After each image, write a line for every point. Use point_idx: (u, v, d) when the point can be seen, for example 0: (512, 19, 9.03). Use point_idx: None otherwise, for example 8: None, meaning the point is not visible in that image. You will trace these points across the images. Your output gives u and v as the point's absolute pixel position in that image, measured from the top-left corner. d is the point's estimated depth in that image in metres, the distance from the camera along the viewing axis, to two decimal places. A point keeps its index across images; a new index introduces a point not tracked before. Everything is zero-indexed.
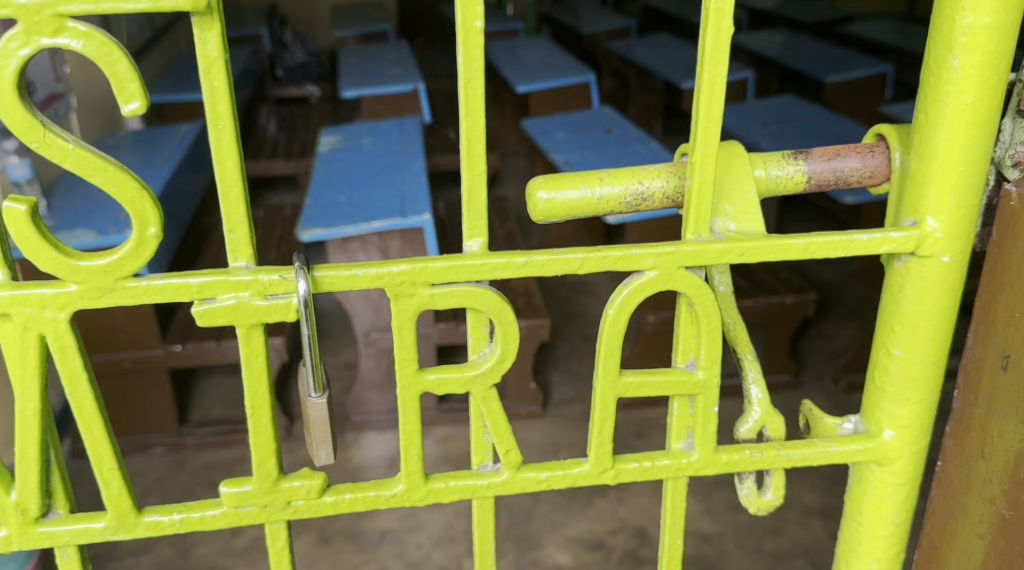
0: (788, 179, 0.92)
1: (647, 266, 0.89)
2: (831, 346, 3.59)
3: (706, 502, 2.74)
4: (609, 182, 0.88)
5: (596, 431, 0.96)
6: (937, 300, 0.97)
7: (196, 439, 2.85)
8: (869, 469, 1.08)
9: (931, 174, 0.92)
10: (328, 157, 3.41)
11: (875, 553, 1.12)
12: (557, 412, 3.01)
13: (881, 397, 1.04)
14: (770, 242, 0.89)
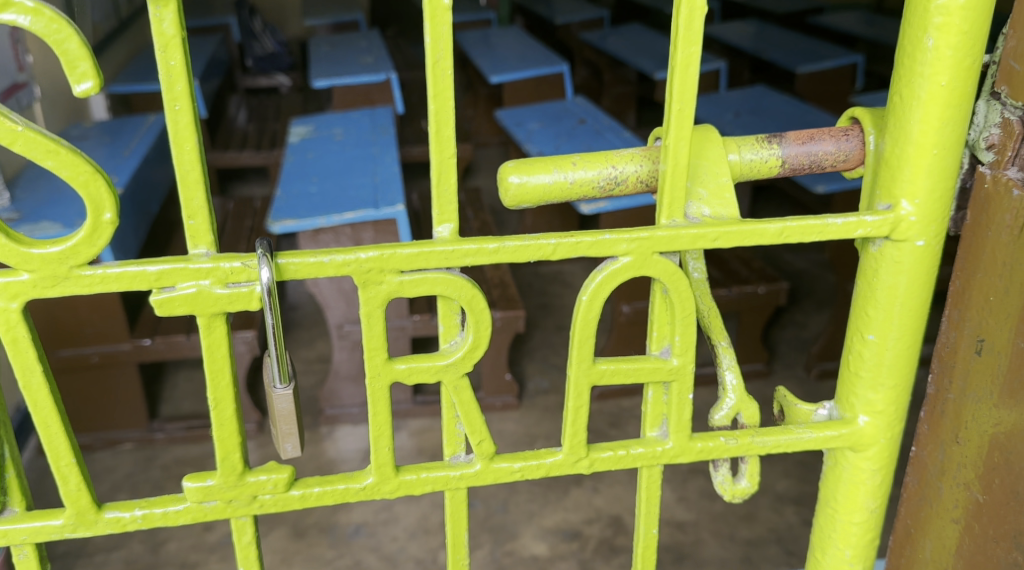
0: (761, 163, 0.92)
1: (620, 252, 0.87)
2: (804, 334, 3.62)
3: (680, 491, 2.75)
4: (581, 166, 0.87)
5: (570, 419, 0.95)
6: (911, 284, 0.97)
7: (166, 435, 2.82)
8: (844, 455, 1.08)
9: (905, 158, 0.92)
10: (299, 147, 3.37)
11: (850, 540, 1.13)
12: (533, 402, 3.00)
13: (856, 382, 1.04)
14: (743, 227, 0.89)
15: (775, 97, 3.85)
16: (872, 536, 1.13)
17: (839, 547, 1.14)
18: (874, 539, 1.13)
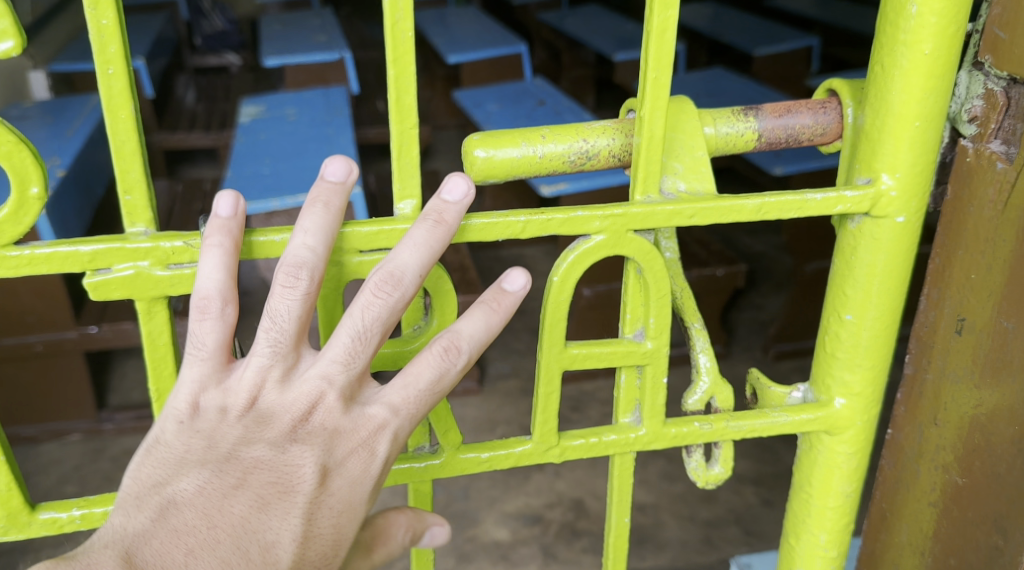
0: (736, 136, 0.91)
1: (593, 230, 0.85)
2: (762, 316, 3.65)
3: (641, 473, 2.75)
4: (551, 139, 0.85)
5: (540, 407, 0.93)
6: (890, 263, 0.96)
7: (116, 425, 2.74)
8: (819, 439, 1.07)
9: (887, 132, 0.90)
10: (250, 128, 3.28)
11: (825, 525, 1.12)
12: (493, 388, 3.02)
13: (832, 362, 1.03)
14: (720, 203, 0.87)
15: (735, 79, 3.86)
16: (847, 521, 1.12)
17: (813, 533, 1.13)
18: (848, 524, 1.13)
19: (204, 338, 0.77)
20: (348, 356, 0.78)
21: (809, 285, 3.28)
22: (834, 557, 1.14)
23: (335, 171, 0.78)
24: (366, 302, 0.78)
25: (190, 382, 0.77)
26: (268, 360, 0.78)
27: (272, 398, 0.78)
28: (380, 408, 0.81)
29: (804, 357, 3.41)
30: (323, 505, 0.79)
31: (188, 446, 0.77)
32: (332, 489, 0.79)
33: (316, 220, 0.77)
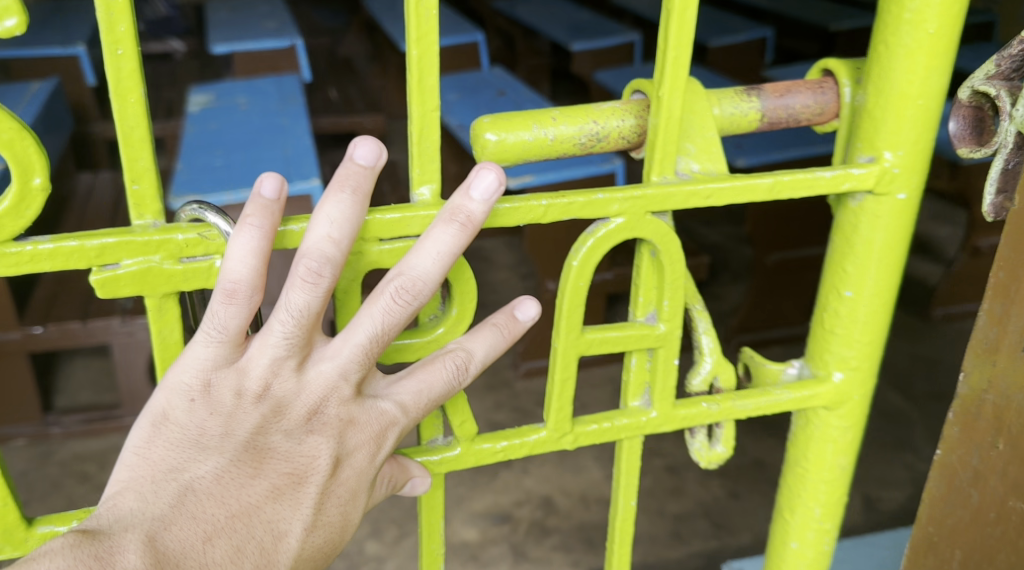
0: (743, 119, 1.01)
1: (614, 213, 0.94)
2: (723, 307, 3.68)
3: None
4: (561, 121, 0.92)
5: (557, 395, 1.03)
6: (886, 241, 1.10)
7: (63, 429, 2.62)
8: (815, 414, 1.22)
9: (886, 121, 1.03)
10: (200, 117, 3.16)
11: (821, 498, 1.27)
12: None
13: (830, 339, 1.17)
14: (734, 185, 0.97)
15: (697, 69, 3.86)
16: (838, 494, 1.28)
17: (808, 506, 1.28)
18: (840, 497, 1.28)
19: (227, 322, 0.82)
20: (363, 355, 0.88)
21: (770, 276, 3.36)
22: (827, 529, 1.30)
23: (363, 155, 0.82)
24: (385, 309, 0.86)
25: (204, 364, 0.83)
26: (285, 356, 0.85)
27: (288, 387, 0.86)
28: (387, 405, 0.93)
29: (766, 347, 3.48)
30: (331, 490, 0.91)
31: (205, 427, 0.85)
32: (338, 478, 0.91)
33: (341, 211, 0.83)
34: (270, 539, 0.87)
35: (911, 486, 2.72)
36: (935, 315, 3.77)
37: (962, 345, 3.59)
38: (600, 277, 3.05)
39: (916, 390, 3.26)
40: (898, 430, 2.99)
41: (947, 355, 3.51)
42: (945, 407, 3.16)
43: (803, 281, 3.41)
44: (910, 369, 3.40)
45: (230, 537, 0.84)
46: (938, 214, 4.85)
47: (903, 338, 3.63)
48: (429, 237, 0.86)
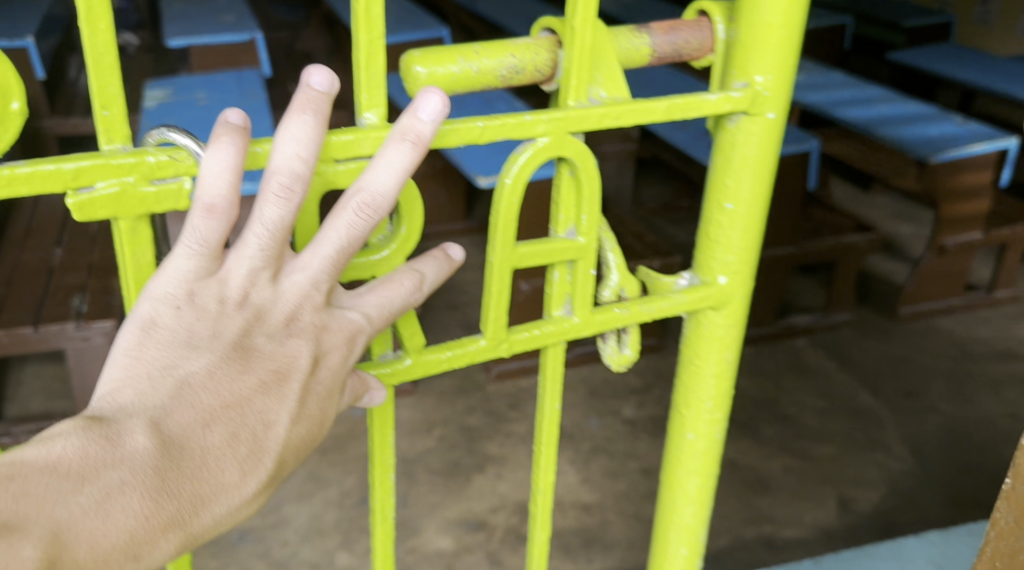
0: (636, 46, 0.99)
1: (539, 133, 0.88)
2: None
3: (584, 472, 2.69)
4: (484, 54, 0.88)
5: (494, 304, 0.96)
6: (760, 153, 1.09)
7: (12, 440, 2.49)
8: (704, 316, 1.22)
9: (753, 44, 1.04)
10: (158, 113, 3.05)
11: (712, 391, 1.28)
12: (427, 388, 2.99)
13: (713, 249, 1.16)
14: (635, 108, 0.92)
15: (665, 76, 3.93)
16: (726, 385, 1.29)
17: (703, 397, 1.29)
18: (728, 388, 1.29)
19: (207, 236, 0.70)
20: (334, 263, 0.76)
21: None
22: (717, 419, 1.32)
23: (320, 80, 0.72)
24: (349, 223, 0.75)
25: (183, 272, 0.71)
26: (262, 261, 0.73)
27: (266, 295, 0.75)
28: (354, 315, 0.81)
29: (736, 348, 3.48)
30: (310, 391, 0.79)
31: (192, 331, 0.72)
32: (319, 375, 0.80)
33: (308, 131, 0.71)
34: (258, 440, 0.75)
35: (884, 485, 2.72)
36: (904, 313, 3.79)
37: (929, 342, 3.62)
38: None
39: (885, 387, 3.27)
40: (869, 429, 3.00)
41: (914, 352, 3.53)
42: (915, 404, 3.17)
43: (770, 279, 3.46)
44: (879, 367, 3.41)
45: (224, 428, 0.73)
46: (900, 213, 4.91)
47: (871, 335, 3.64)
48: (383, 155, 0.75)
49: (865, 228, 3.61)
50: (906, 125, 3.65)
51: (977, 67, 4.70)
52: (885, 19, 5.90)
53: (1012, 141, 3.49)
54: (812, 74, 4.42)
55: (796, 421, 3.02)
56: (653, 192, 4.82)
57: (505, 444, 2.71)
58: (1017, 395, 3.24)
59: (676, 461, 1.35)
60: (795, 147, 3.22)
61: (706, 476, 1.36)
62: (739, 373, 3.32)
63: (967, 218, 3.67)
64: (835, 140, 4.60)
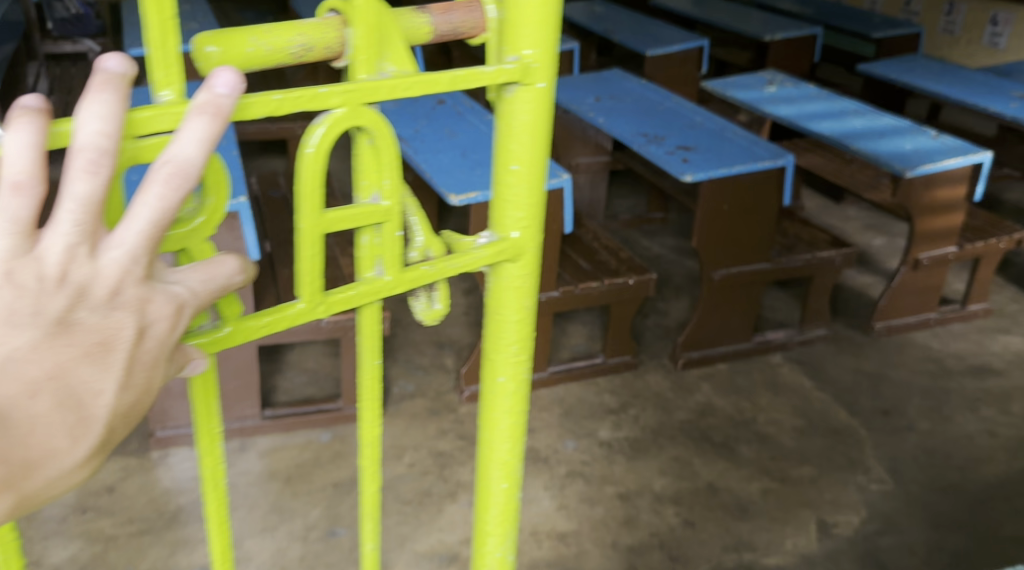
0: (417, 22, 0.92)
1: (334, 105, 0.80)
2: (666, 322, 3.72)
3: (559, 498, 2.62)
4: (274, 35, 0.81)
5: (306, 265, 0.89)
6: (536, 119, 1.05)
7: None
8: (503, 269, 1.16)
9: (521, 15, 0.99)
10: None
11: (514, 334, 1.22)
12: (398, 411, 2.94)
13: (503, 205, 1.10)
14: (423, 79, 0.86)
15: (642, 90, 3.90)
16: (525, 328, 1.23)
17: (504, 340, 1.22)
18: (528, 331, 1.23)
19: (14, 214, 0.61)
20: (153, 227, 0.66)
21: (717, 293, 3.33)
22: (521, 357, 1.26)
23: (116, 67, 0.65)
24: (158, 196, 0.66)
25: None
26: (78, 232, 0.63)
27: (87, 270, 0.64)
28: (176, 287, 0.71)
29: (711, 365, 3.42)
30: (136, 364, 0.68)
31: (12, 308, 0.61)
32: (150, 347, 0.69)
33: (109, 108, 0.64)
34: (84, 407, 0.65)
35: (863, 509, 2.67)
36: (877, 329, 3.73)
37: (905, 358, 3.59)
38: (543, 293, 3.01)
39: (861, 405, 3.22)
40: (847, 449, 2.95)
41: (890, 369, 3.50)
42: (892, 422, 3.13)
43: (746, 295, 3.39)
44: (855, 385, 3.36)
45: (54, 400, 0.63)
46: (873, 225, 4.89)
47: (846, 351, 3.60)
48: (183, 129, 0.67)
49: (839, 242, 3.54)
50: (880, 140, 3.61)
51: (947, 78, 4.69)
52: (855, 30, 5.90)
53: (986, 155, 3.44)
54: (785, 86, 4.38)
55: (773, 440, 2.97)
56: (626, 204, 4.79)
57: (477, 469, 2.70)
58: (993, 412, 3.21)
59: (488, 402, 1.29)
60: (771, 161, 3.12)
61: (516, 411, 1.31)
62: (714, 391, 3.26)
63: (941, 232, 3.63)
64: (806, 153, 4.58)
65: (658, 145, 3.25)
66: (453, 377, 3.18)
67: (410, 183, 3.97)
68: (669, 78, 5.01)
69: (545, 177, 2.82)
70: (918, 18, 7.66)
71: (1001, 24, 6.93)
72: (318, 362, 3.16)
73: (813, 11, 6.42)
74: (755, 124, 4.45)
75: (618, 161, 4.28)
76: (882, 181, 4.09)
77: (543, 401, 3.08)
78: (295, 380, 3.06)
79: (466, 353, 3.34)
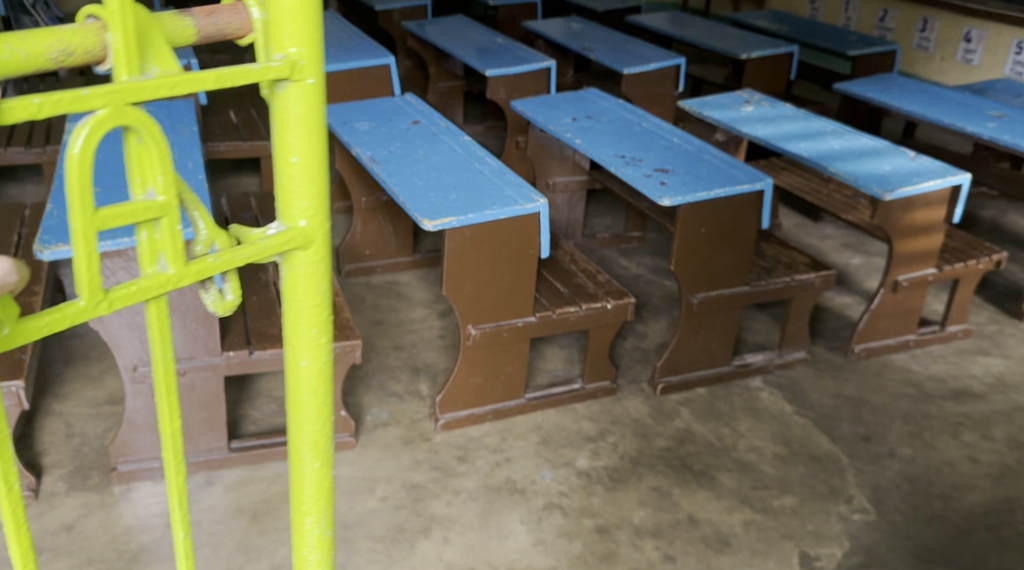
0: (180, 22, 0.85)
1: (94, 105, 0.74)
2: (645, 344, 3.67)
3: (537, 532, 2.55)
4: (26, 39, 0.72)
5: (80, 257, 0.79)
6: (310, 114, 1.00)
7: None
8: (293, 257, 1.08)
9: (284, 13, 0.94)
10: None
11: (312, 319, 1.13)
12: (371, 440, 2.88)
13: (289, 192, 1.03)
14: (187, 76, 0.79)
15: (618, 110, 3.86)
16: (322, 315, 1.14)
17: (300, 326, 1.13)
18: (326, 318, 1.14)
19: None
20: None
21: (696, 316, 3.28)
22: (322, 342, 1.16)
23: None
24: None
25: None
26: None
27: None
28: None
29: (690, 390, 3.37)
30: None
31: None
32: None
33: None
34: None
35: (847, 540, 2.62)
36: (856, 352, 3.69)
37: (885, 382, 3.56)
38: (519, 319, 2.95)
39: (842, 430, 3.19)
40: (829, 477, 2.91)
41: (870, 393, 3.46)
42: (873, 449, 3.09)
43: (725, 319, 3.34)
44: (835, 410, 3.32)
45: None
46: (850, 244, 4.88)
47: (825, 375, 3.56)
48: None
49: (818, 264, 3.50)
50: (859, 162, 3.59)
51: (922, 98, 4.69)
52: (831, 48, 5.91)
53: (966, 177, 3.42)
54: (762, 106, 4.36)
55: (755, 469, 2.92)
56: (604, 223, 4.75)
57: (452, 502, 2.63)
58: (975, 438, 3.19)
59: (291, 392, 1.18)
60: (749, 184, 3.08)
61: (321, 405, 1.20)
62: (694, 417, 3.20)
63: (921, 254, 3.61)
64: (783, 173, 4.56)
65: (635, 167, 3.20)
66: (428, 405, 3.11)
67: (384, 204, 3.92)
68: (646, 96, 4.99)
69: (522, 202, 2.76)
70: (892, 35, 7.72)
71: (974, 41, 6.99)
72: (288, 390, 3.08)
73: (790, 29, 6.43)
74: (733, 143, 4.42)
75: (596, 180, 4.23)
76: (860, 202, 4.07)
77: (520, 429, 3.01)
78: (264, 409, 2.97)
79: (441, 379, 3.26)
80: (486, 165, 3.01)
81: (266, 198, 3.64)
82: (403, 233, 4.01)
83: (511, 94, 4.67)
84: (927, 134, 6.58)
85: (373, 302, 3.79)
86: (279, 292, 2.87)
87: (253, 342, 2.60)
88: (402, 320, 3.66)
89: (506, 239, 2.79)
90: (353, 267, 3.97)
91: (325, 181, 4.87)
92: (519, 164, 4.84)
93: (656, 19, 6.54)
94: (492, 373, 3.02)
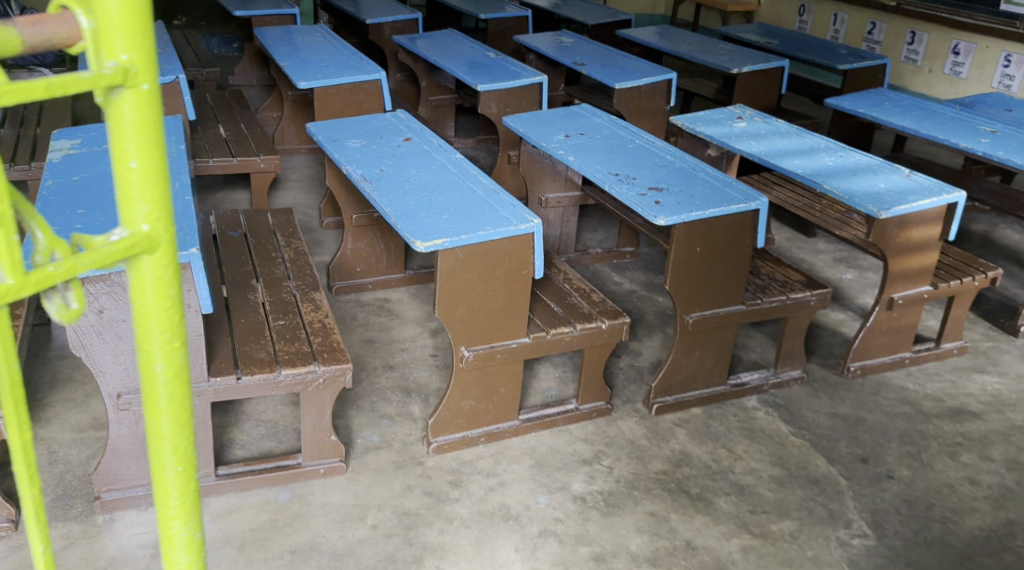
0: (3, 33, 0.78)
1: None
2: (639, 363, 3.62)
3: (532, 560, 2.50)
4: None
5: None
6: (145, 119, 0.89)
7: None
8: (139, 264, 0.95)
9: (112, 18, 0.84)
10: (63, 166, 2.78)
11: (163, 323, 0.98)
12: (362, 464, 2.83)
13: (127, 192, 0.91)
14: (11, 86, 0.72)
15: (611, 126, 3.83)
16: (176, 317, 1.00)
17: (148, 330, 0.98)
18: (180, 320, 1.00)
19: None
20: None
21: (690, 336, 3.24)
22: (177, 345, 1.01)
23: None
24: None
25: None
26: None
27: None
28: None
29: (686, 410, 3.32)
30: None
31: None
32: None
33: None
34: None
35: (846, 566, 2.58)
36: (853, 370, 3.65)
37: (882, 400, 3.52)
38: (512, 340, 2.91)
39: (839, 451, 3.15)
40: (827, 501, 2.88)
41: (867, 411, 3.43)
42: (871, 470, 3.06)
43: (720, 338, 3.30)
44: (833, 430, 3.28)
45: None
46: (843, 258, 4.85)
47: (822, 393, 3.52)
48: None
49: (814, 282, 3.46)
50: (853, 179, 3.56)
51: (914, 113, 4.68)
52: (821, 62, 5.91)
53: (962, 195, 3.39)
54: (755, 122, 4.34)
55: (753, 492, 2.89)
56: (596, 239, 4.71)
57: (445, 529, 2.58)
58: (973, 458, 3.16)
59: (145, 404, 1.02)
60: (743, 203, 3.04)
61: (181, 414, 1.04)
62: (690, 438, 3.15)
63: (917, 272, 3.59)
64: (775, 188, 4.54)
65: (629, 185, 3.16)
66: (420, 427, 3.05)
67: (374, 221, 3.87)
68: (637, 111, 4.96)
69: (515, 222, 2.72)
70: (880, 48, 7.73)
71: (962, 54, 7.00)
72: (277, 413, 3.02)
73: (780, 43, 6.43)
74: (725, 158, 4.39)
75: (589, 196, 4.19)
76: (854, 218, 4.04)
77: (514, 452, 2.96)
78: (253, 433, 2.91)
79: (433, 400, 3.21)
80: (479, 184, 2.97)
81: (254, 215, 3.58)
82: (394, 250, 3.96)
83: (503, 109, 4.63)
84: (917, 147, 6.58)
85: (363, 320, 3.73)
86: (269, 313, 2.82)
87: (240, 366, 2.55)
88: (394, 339, 3.60)
89: (500, 260, 2.74)
90: (343, 284, 3.91)
91: (314, 196, 4.82)
92: (511, 179, 4.80)
93: (646, 32, 6.52)
94: (485, 396, 2.97)
